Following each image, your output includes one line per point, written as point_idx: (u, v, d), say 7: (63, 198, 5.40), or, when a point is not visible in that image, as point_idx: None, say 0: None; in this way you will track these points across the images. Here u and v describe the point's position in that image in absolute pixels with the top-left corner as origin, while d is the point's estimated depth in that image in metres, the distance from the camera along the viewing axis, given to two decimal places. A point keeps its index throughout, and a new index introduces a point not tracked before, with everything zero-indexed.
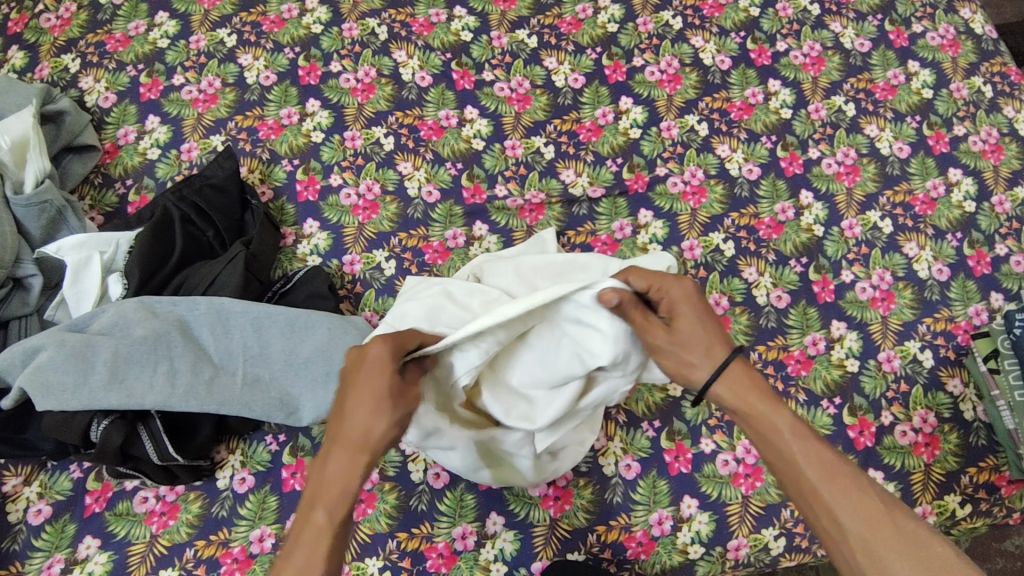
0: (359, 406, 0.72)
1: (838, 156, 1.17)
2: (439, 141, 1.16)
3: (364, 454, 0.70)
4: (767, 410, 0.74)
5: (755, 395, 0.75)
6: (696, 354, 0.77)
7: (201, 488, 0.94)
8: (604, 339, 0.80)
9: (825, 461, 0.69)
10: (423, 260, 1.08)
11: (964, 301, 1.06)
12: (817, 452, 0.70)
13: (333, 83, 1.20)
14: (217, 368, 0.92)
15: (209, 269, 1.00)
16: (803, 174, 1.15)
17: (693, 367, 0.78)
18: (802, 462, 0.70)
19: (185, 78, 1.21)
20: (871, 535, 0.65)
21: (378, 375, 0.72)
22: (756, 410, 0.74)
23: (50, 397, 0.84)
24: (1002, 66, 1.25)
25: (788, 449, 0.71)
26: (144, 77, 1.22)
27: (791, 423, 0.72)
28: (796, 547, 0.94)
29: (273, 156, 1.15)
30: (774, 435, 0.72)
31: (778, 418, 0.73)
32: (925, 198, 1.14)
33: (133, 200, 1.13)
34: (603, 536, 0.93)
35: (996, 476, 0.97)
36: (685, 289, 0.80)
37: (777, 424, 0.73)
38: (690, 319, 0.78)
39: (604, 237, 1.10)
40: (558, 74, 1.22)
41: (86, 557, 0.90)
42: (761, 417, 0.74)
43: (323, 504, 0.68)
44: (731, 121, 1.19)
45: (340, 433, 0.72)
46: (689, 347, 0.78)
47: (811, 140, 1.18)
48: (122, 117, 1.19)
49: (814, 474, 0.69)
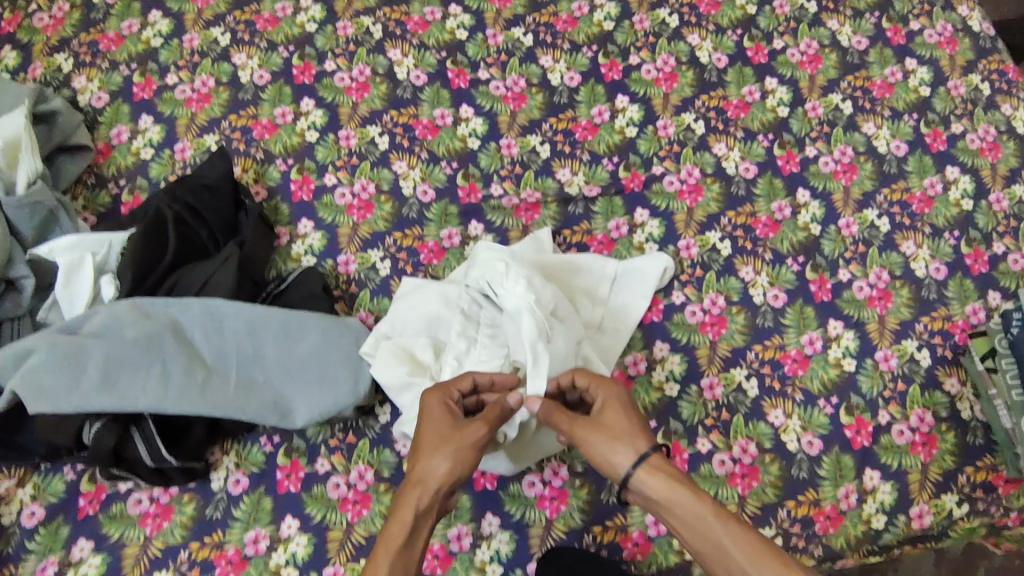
0: (428, 442, 0.62)
1: (802, 47, 1.02)
2: (364, 100, 0.96)
3: (438, 496, 0.60)
4: (677, 505, 0.58)
5: (672, 483, 0.58)
6: (609, 432, 0.63)
7: (195, 490, 0.75)
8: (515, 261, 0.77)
9: (758, 548, 0.54)
10: (418, 260, 0.87)
11: (963, 298, 0.86)
12: (749, 535, 0.55)
13: (327, 82, 0.97)
14: (209, 369, 0.74)
15: (200, 271, 0.81)
16: (769, 64, 1.01)
17: (616, 445, 0.62)
18: (732, 548, 0.54)
19: (130, 67, 0.99)
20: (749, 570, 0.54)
21: (431, 420, 0.64)
22: (681, 500, 0.58)
23: (41, 401, 0.68)
24: (1001, 63, 1.03)
25: (720, 543, 0.55)
26: (84, 41, 1.01)
27: (715, 507, 0.57)
28: (793, 549, 0.75)
29: (205, 124, 0.95)
30: (697, 525, 0.56)
31: (698, 503, 0.57)
32: (883, 81, 1.00)
33: (127, 202, 0.92)
34: (599, 538, 0.75)
35: (994, 475, 0.78)
36: (617, 394, 0.66)
37: (703, 511, 0.56)
38: (616, 405, 0.65)
39: (599, 236, 0.89)
40: (554, 72, 0.99)
41: (81, 558, 0.72)
42: (677, 507, 0.57)
43: (387, 552, 0.56)
44: (699, 13, 1.04)
45: (418, 472, 0.61)
46: (616, 438, 0.62)
47: (776, 32, 1.03)
48: (52, 83, 0.99)
49: (751, 565, 0.53)
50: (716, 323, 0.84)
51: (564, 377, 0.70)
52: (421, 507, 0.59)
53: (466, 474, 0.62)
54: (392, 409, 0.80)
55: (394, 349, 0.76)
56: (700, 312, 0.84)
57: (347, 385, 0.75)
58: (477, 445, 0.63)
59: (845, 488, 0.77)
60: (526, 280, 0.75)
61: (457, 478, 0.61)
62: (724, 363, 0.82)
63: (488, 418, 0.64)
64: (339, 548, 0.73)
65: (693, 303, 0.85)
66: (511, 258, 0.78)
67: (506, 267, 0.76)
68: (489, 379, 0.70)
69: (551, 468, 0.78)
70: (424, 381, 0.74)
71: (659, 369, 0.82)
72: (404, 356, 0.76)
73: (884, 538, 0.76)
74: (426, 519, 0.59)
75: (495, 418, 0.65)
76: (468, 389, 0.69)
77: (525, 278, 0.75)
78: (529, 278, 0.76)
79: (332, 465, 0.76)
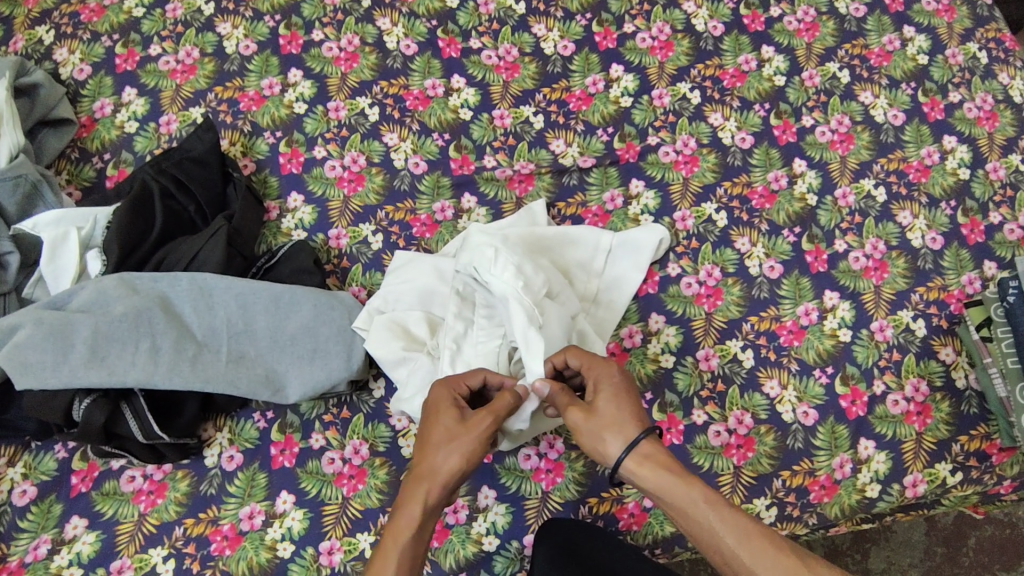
0: (436, 437, 0.61)
1: (799, 14, 1.01)
2: (353, 71, 0.94)
3: (447, 491, 0.59)
4: (670, 496, 0.57)
5: (661, 471, 0.58)
6: (599, 422, 0.61)
7: (189, 467, 0.75)
8: (505, 246, 0.73)
9: (750, 533, 0.54)
10: (410, 234, 0.86)
11: (958, 269, 0.85)
12: (741, 520, 0.55)
13: (315, 52, 0.95)
14: (200, 344, 0.73)
15: (189, 246, 0.80)
16: (765, 32, 0.99)
17: (606, 435, 0.61)
18: (723, 533, 0.54)
19: (113, 38, 0.97)
20: (745, 555, 0.54)
21: (439, 414, 0.63)
22: (671, 487, 0.57)
23: (30, 377, 0.67)
24: (998, 32, 1.01)
25: (711, 530, 0.55)
26: (65, 12, 0.98)
27: (705, 493, 0.56)
28: (788, 517, 0.76)
29: (191, 97, 0.93)
30: (687, 511, 0.56)
31: (689, 491, 0.56)
32: (880, 50, 0.98)
33: (111, 175, 0.90)
34: (595, 508, 0.75)
35: (987, 444, 0.79)
36: (608, 376, 0.64)
37: (692, 498, 0.56)
38: (612, 391, 0.63)
39: (594, 208, 0.88)
40: (547, 42, 0.97)
41: (74, 537, 0.71)
42: (671, 500, 0.57)
43: (395, 546, 0.56)
44: None
45: (426, 467, 0.60)
46: (606, 428, 0.61)
47: None
48: (35, 56, 0.96)
49: (745, 553, 0.54)
50: (713, 296, 0.83)
51: (558, 358, 0.67)
52: (429, 502, 0.58)
53: (476, 467, 0.61)
54: (386, 383, 0.80)
55: (390, 324, 0.76)
56: (695, 286, 0.84)
57: (339, 358, 0.75)
58: (484, 438, 0.61)
59: (840, 458, 0.77)
60: (515, 266, 0.72)
61: (465, 471, 0.60)
62: (721, 334, 0.81)
63: (494, 410, 0.63)
64: (336, 522, 0.72)
65: (688, 276, 0.84)
66: (502, 242, 0.74)
67: (494, 253, 0.73)
68: (501, 380, 0.67)
69: (546, 441, 0.77)
70: (419, 356, 0.74)
71: (654, 343, 0.81)
72: (399, 330, 0.76)
73: (877, 507, 0.77)
74: (434, 512, 0.59)
75: (503, 409, 0.63)
76: (478, 385, 0.67)
77: (515, 265, 0.72)
78: (518, 265, 0.72)
79: (326, 440, 0.76)
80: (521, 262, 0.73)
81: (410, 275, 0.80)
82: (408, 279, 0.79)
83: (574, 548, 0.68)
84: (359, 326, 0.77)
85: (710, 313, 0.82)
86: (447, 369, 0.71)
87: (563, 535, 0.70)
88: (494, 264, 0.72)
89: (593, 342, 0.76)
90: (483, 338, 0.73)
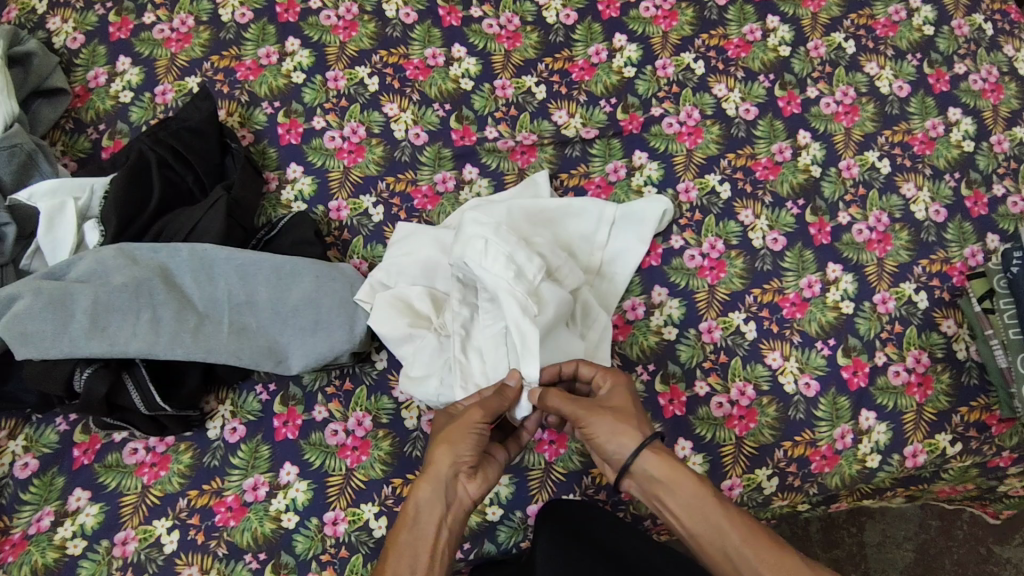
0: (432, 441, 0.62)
1: None
2: (352, 40, 0.92)
3: (442, 484, 0.58)
4: (682, 490, 0.56)
5: (675, 466, 0.57)
6: (616, 417, 0.61)
7: (191, 438, 0.75)
8: (495, 235, 0.70)
9: (755, 533, 0.54)
10: (412, 206, 0.85)
11: (961, 241, 0.85)
12: (746, 521, 0.55)
13: (313, 20, 0.93)
14: (201, 315, 0.73)
15: (189, 215, 0.79)
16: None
17: (623, 430, 0.60)
18: (729, 528, 0.54)
19: (106, 6, 0.94)
20: (748, 549, 0.53)
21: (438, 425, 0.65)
22: (680, 481, 0.57)
23: (30, 346, 0.66)
24: (1003, 2, 1.00)
25: (719, 525, 0.54)
26: None
27: (715, 491, 0.56)
28: (789, 486, 0.77)
29: (187, 66, 0.91)
30: (698, 507, 0.55)
31: (701, 486, 0.56)
32: (885, 20, 0.97)
33: (105, 146, 0.88)
34: (599, 478, 0.76)
35: (986, 415, 0.79)
36: (623, 383, 0.65)
37: (704, 492, 0.56)
38: (624, 393, 0.64)
39: (597, 179, 0.87)
40: (548, 10, 0.96)
41: (77, 509, 0.71)
42: (680, 493, 0.56)
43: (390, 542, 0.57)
44: None
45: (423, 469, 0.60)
46: (619, 421, 0.60)
47: None
48: (26, 25, 0.94)
49: (750, 551, 0.53)
50: (716, 268, 0.83)
51: (568, 366, 0.68)
52: (420, 497, 0.58)
53: (470, 454, 0.60)
54: (389, 354, 0.80)
55: (393, 300, 0.75)
56: (699, 258, 0.83)
57: (341, 330, 0.74)
58: (472, 427, 0.61)
59: (841, 428, 0.77)
60: (506, 256, 0.70)
61: (455, 460, 0.59)
62: (724, 307, 0.81)
63: (483, 403, 0.62)
64: (340, 493, 0.72)
65: (692, 249, 0.84)
66: (493, 230, 0.71)
67: (485, 245, 0.70)
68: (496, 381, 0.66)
69: None
70: (425, 335, 0.73)
71: (657, 314, 0.81)
72: (403, 307, 0.75)
73: (877, 476, 0.78)
74: (434, 508, 0.58)
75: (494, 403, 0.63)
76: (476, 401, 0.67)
77: (506, 254, 0.70)
78: (509, 254, 0.70)
79: (330, 412, 0.76)
80: (509, 251, 0.70)
81: (411, 249, 0.79)
82: (410, 251, 0.79)
83: (574, 528, 0.67)
84: (359, 300, 0.76)
85: (713, 286, 0.82)
86: (456, 351, 0.71)
87: (564, 517, 0.68)
88: (485, 258, 0.70)
89: (595, 311, 0.77)
90: (486, 320, 0.72)
